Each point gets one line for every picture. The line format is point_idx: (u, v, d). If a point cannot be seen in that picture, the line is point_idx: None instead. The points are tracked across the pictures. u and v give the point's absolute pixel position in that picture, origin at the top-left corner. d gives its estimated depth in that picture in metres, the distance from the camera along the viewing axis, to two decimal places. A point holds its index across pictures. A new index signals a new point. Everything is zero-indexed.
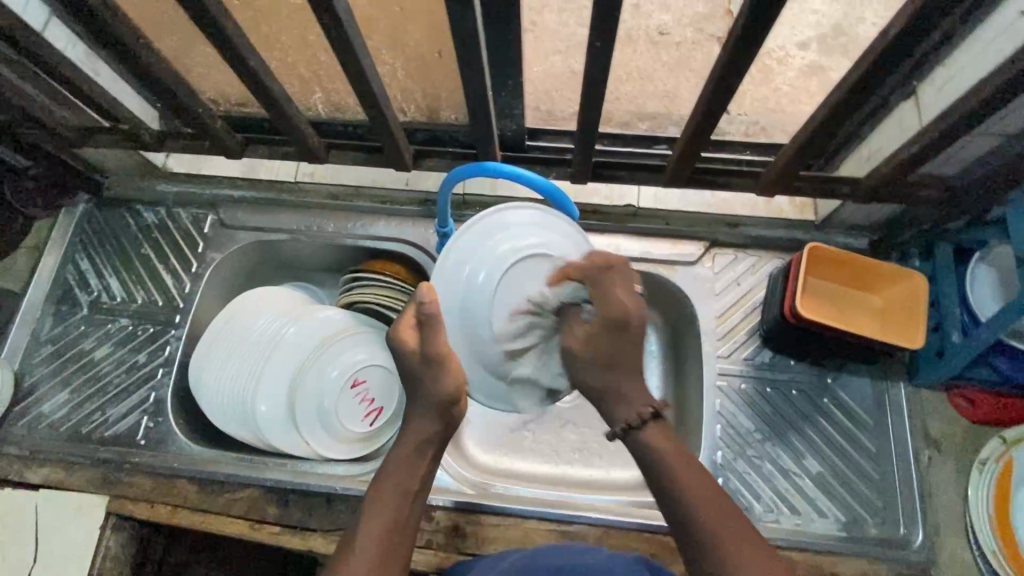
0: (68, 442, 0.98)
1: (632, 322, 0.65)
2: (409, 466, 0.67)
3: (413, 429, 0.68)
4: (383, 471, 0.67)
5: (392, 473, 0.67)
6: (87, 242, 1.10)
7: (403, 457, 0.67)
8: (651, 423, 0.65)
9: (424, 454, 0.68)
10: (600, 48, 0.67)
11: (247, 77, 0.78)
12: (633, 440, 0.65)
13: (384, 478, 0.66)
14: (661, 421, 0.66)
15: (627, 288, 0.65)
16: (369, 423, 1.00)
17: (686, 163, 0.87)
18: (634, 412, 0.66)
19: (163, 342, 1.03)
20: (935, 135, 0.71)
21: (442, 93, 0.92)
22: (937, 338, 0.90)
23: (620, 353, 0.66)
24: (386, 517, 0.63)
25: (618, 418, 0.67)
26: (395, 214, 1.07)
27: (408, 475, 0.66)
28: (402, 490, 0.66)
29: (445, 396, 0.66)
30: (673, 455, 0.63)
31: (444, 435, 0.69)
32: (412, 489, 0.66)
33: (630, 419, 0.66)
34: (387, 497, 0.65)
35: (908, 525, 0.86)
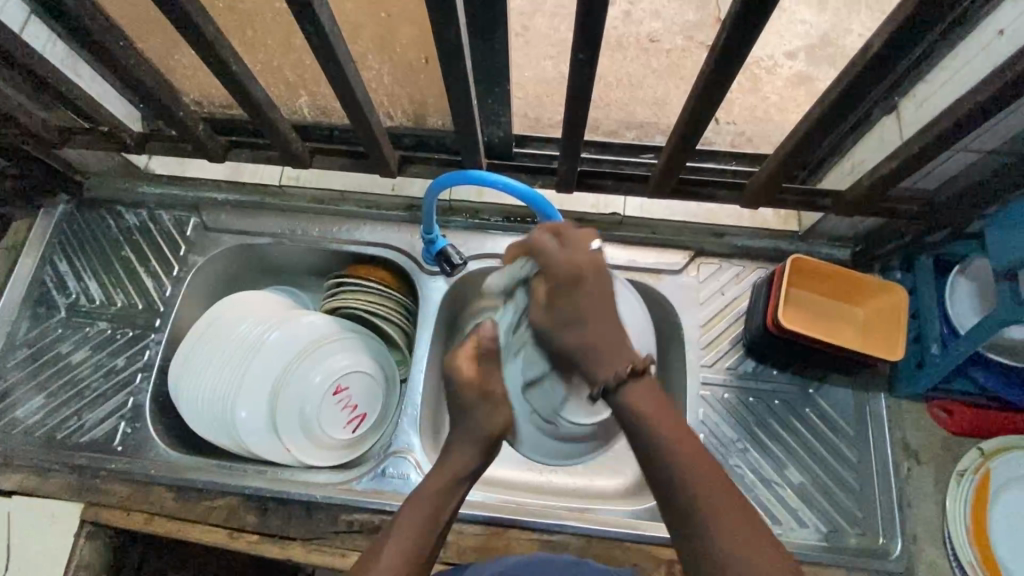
0: (41, 448, 0.96)
1: (596, 270, 0.64)
2: (441, 497, 0.67)
3: (453, 458, 0.69)
4: (417, 491, 0.67)
5: (423, 499, 0.66)
6: (66, 243, 1.09)
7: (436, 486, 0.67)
8: (637, 375, 0.60)
9: (459, 486, 0.68)
10: (585, 60, 0.67)
11: (230, 81, 0.77)
12: (616, 401, 0.60)
13: (418, 497, 0.67)
14: (646, 376, 0.61)
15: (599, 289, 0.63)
16: (351, 430, 0.99)
17: (670, 174, 0.87)
18: (611, 369, 0.60)
19: (143, 347, 1.02)
20: (914, 150, 0.72)
21: (428, 99, 0.91)
22: (917, 349, 0.91)
23: (584, 301, 0.63)
24: (419, 532, 0.64)
25: (597, 376, 0.61)
26: (380, 219, 1.06)
27: (438, 505, 0.66)
28: (431, 517, 0.65)
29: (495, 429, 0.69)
30: (652, 410, 0.58)
31: (479, 471, 0.70)
32: (439, 519, 0.66)
33: (615, 372, 0.60)
34: (415, 522, 0.64)
35: (887, 536, 0.87)
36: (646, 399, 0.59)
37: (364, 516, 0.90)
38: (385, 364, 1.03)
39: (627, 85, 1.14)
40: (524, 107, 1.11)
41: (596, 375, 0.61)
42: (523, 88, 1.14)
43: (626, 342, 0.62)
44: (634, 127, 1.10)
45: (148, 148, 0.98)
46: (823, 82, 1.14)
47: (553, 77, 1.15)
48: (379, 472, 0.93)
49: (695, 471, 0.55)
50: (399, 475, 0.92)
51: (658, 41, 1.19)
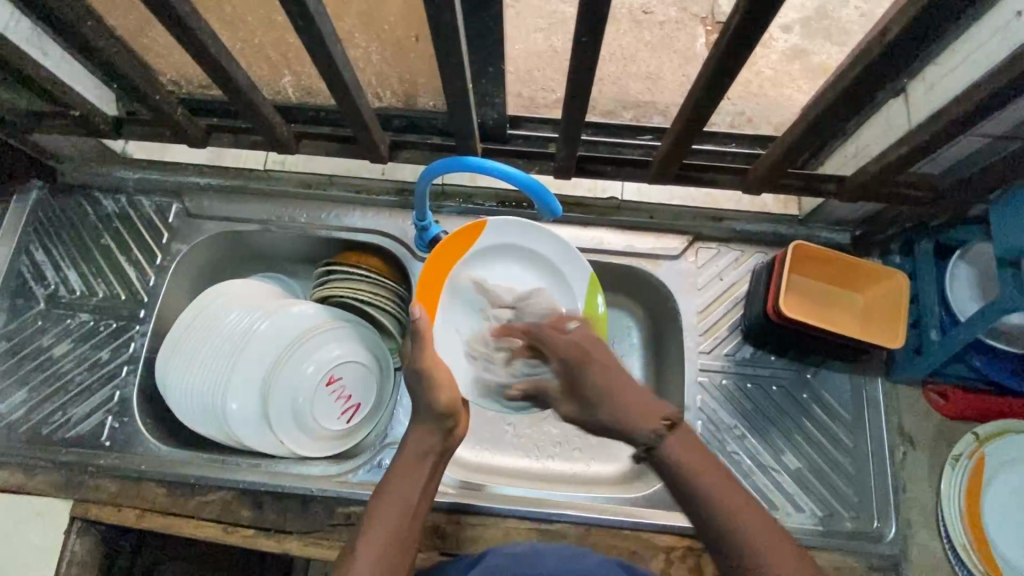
0: (27, 443, 0.94)
1: (590, 342, 0.73)
2: (406, 478, 0.69)
3: (414, 438, 0.73)
4: (387, 480, 0.70)
5: (389, 491, 0.68)
6: (42, 231, 1.04)
7: (405, 473, 0.70)
8: (676, 428, 0.64)
9: (425, 463, 0.71)
10: (587, 41, 0.63)
11: (208, 63, 0.73)
12: (658, 456, 0.63)
13: (386, 488, 0.69)
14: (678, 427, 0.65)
15: (596, 367, 0.69)
16: (345, 420, 0.97)
17: (673, 159, 0.85)
18: (651, 427, 0.64)
19: (128, 339, 0.98)
20: (925, 137, 0.69)
21: (419, 79, 0.87)
22: (916, 335, 0.91)
23: (601, 382, 0.69)
24: (390, 524, 0.65)
25: (640, 433, 0.65)
26: (370, 204, 1.03)
27: (408, 490, 0.69)
28: (399, 508, 0.67)
29: (441, 406, 0.72)
30: (687, 456, 0.62)
31: (442, 446, 0.73)
32: (409, 504, 0.68)
33: (654, 430, 0.64)
34: (392, 509, 0.67)
35: (881, 520, 0.87)
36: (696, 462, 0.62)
37: (360, 509, 0.89)
38: (379, 353, 1.01)
39: (620, 60, 1.11)
40: (517, 84, 1.08)
41: (635, 435, 0.65)
42: (514, 62, 1.10)
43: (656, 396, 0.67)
44: (631, 106, 1.06)
45: (125, 133, 0.95)
46: (818, 57, 1.11)
47: (544, 50, 1.11)
48: (375, 464, 0.91)
49: (736, 521, 0.58)
50: None
51: (652, 13, 1.15)
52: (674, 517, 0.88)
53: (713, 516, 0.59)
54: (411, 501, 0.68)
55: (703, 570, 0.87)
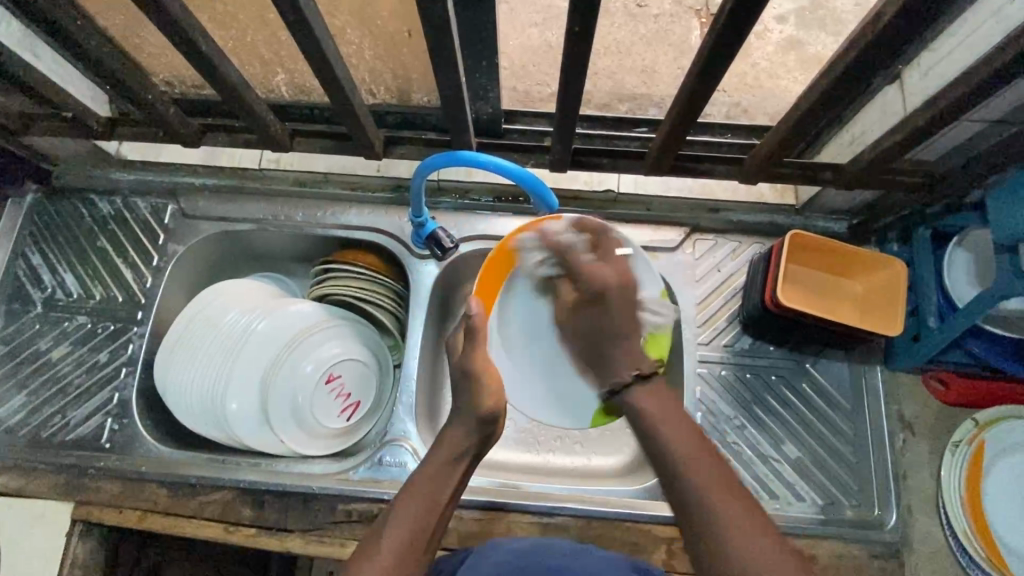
0: (27, 447, 0.94)
1: (617, 284, 0.77)
2: (438, 480, 0.68)
3: (448, 437, 0.72)
4: (418, 476, 0.69)
5: (417, 487, 0.68)
6: (38, 234, 1.04)
7: (434, 471, 0.69)
8: (644, 379, 0.72)
9: (456, 466, 0.70)
10: (579, 33, 0.63)
11: (200, 63, 0.73)
12: (627, 401, 0.72)
13: (417, 482, 0.68)
14: (658, 380, 0.73)
15: (613, 317, 0.76)
16: (346, 418, 0.97)
17: (669, 150, 0.84)
18: (625, 373, 0.73)
19: (126, 341, 0.98)
20: (921, 123, 0.69)
21: (413, 75, 0.87)
22: (914, 322, 0.91)
23: (613, 324, 0.76)
24: (418, 520, 0.65)
25: (625, 371, 0.73)
26: (366, 202, 1.03)
27: (436, 487, 0.68)
28: (425, 505, 0.66)
29: (483, 410, 0.71)
30: (656, 411, 0.69)
31: (476, 450, 0.72)
32: (437, 504, 0.67)
33: (629, 377, 0.72)
34: (417, 506, 0.66)
35: (882, 507, 0.88)
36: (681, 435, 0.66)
37: (362, 506, 0.89)
38: (378, 351, 1.01)
39: (615, 52, 1.10)
40: (512, 79, 1.07)
41: (617, 370, 0.74)
42: (509, 57, 1.09)
43: (638, 344, 0.74)
44: (626, 99, 1.06)
45: (117, 134, 0.93)
46: (814, 47, 1.11)
47: (539, 44, 1.11)
48: (376, 461, 0.91)
49: (686, 450, 0.65)
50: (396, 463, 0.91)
51: (646, 6, 1.15)
52: None
53: (677, 459, 0.65)
54: (439, 502, 0.67)
55: None
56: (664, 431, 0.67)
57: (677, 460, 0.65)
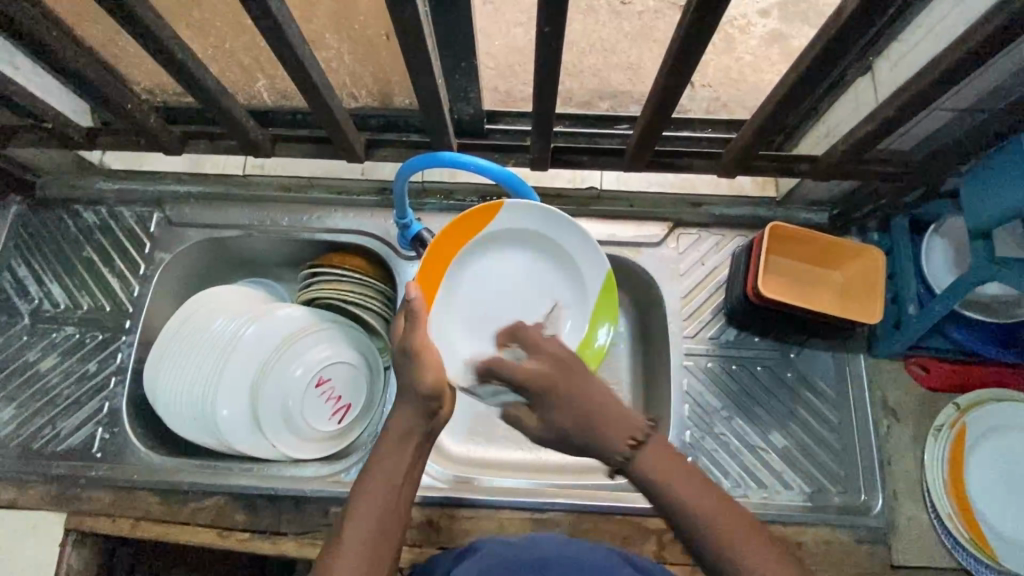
0: (18, 458, 0.94)
1: (572, 353, 0.69)
2: (390, 464, 0.66)
3: (394, 423, 0.69)
4: (369, 468, 0.66)
5: (377, 468, 0.66)
6: (24, 246, 1.04)
7: (390, 448, 0.67)
8: (641, 445, 0.60)
9: (405, 447, 0.67)
10: (550, 32, 0.63)
11: (179, 72, 0.73)
12: (636, 471, 0.60)
13: (368, 476, 0.65)
14: (655, 441, 0.61)
15: (599, 385, 0.65)
16: (337, 421, 0.98)
17: (646, 146, 0.85)
18: (622, 443, 0.61)
19: (114, 350, 0.98)
20: (891, 112, 0.70)
21: (393, 78, 0.88)
22: (894, 309, 0.92)
23: (580, 393, 0.64)
24: (371, 513, 0.62)
25: (615, 448, 0.61)
26: (352, 205, 1.03)
27: (394, 464, 0.66)
28: (389, 486, 0.64)
29: (426, 389, 0.68)
30: (657, 468, 0.59)
31: (426, 427, 0.69)
32: (392, 487, 0.64)
33: (623, 447, 0.61)
34: (369, 494, 0.63)
35: (868, 493, 0.89)
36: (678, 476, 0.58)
37: None
38: (367, 353, 1.02)
39: (600, 51, 1.11)
40: (496, 79, 1.07)
41: (608, 438, 0.62)
42: (494, 58, 1.09)
43: (626, 410, 0.63)
44: (607, 97, 1.06)
45: (99, 143, 0.93)
46: (796, 40, 1.12)
47: (523, 45, 1.11)
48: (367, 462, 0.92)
49: (694, 498, 0.56)
50: None
51: (631, 3, 1.14)
52: None
53: (675, 503, 0.57)
54: (403, 485, 0.65)
55: None
56: (668, 484, 0.58)
57: (677, 514, 0.57)
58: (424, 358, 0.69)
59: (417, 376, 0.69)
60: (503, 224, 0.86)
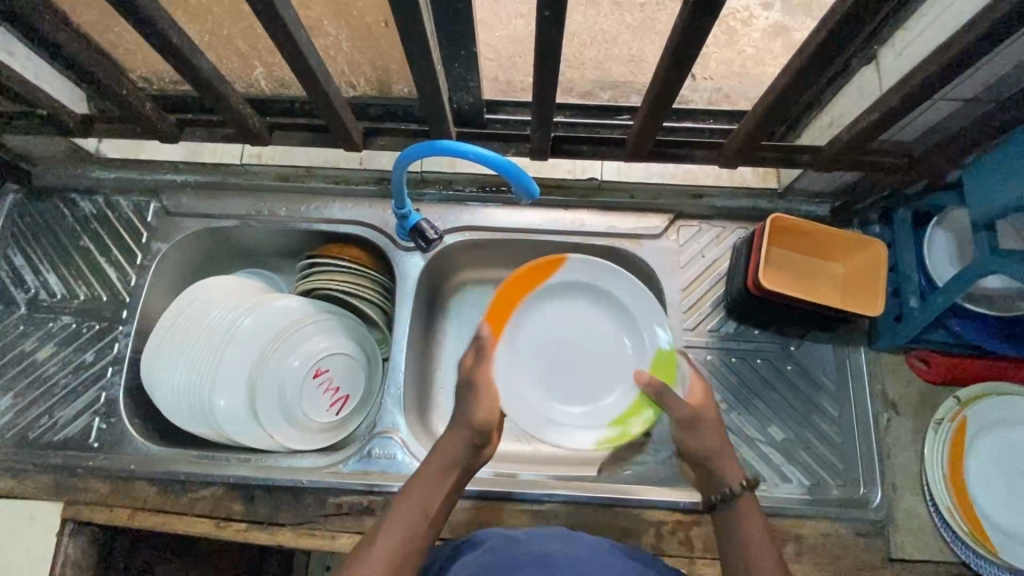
0: (14, 448, 0.93)
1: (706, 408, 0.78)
2: (433, 486, 0.71)
3: (443, 446, 0.74)
4: (412, 484, 0.71)
5: (412, 493, 0.71)
6: (20, 235, 1.03)
7: (426, 476, 0.72)
8: (745, 490, 0.72)
9: (448, 475, 0.72)
10: (549, 18, 0.62)
11: (175, 57, 0.72)
12: (726, 508, 0.72)
13: (410, 491, 0.71)
14: (748, 496, 0.73)
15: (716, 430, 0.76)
16: (335, 412, 0.97)
17: (645, 137, 0.85)
18: (728, 482, 0.74)
19: (111, 340, 0.98)
20: (895, 102, 0.70)
21: (392, 66, 0.87)
22: (896, 302, 0.92)
23: (704, 442, 0.76)
24: (407, 527, 0.67)
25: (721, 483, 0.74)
26: (351, 195, 1.02)
27: (428, 493, 0.70)
28: (417, 514, 0.69)
29: (477, 421, 0.74)
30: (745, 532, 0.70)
31: (468, 460, 0.74)
32: (428, 511, 0.69)
33: (729, 486, 0.73)
34: (409, 508, 0.69)
35: (867, 486, 0.89)
36: (748, 526, 0.70)
37: (353, 498, 0.90)
38: (366, 345, 1.01)
39: (602, 41, 1.09)
40: (496, 68, 1.06)
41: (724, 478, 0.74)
42: (494, 48, 1.08)
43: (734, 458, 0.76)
44: (608, 88, 1.04)
45: (94, 131, 0.92)
46: (799, 32, 1.11)
47: (524, 35, 1.10)
48: (365, 453, 0.92)
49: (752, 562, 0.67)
50: (385, 454, 0.91)
51: None
52: (664, 492, 0.89)
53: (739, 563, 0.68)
54: (430, 517, 0.69)
55: (694, 543, 0.87)
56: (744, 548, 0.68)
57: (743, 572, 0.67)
58: (480, 391, 0.76)
59: (470, 408, 0.75)
60: (562, 277, 0.93)
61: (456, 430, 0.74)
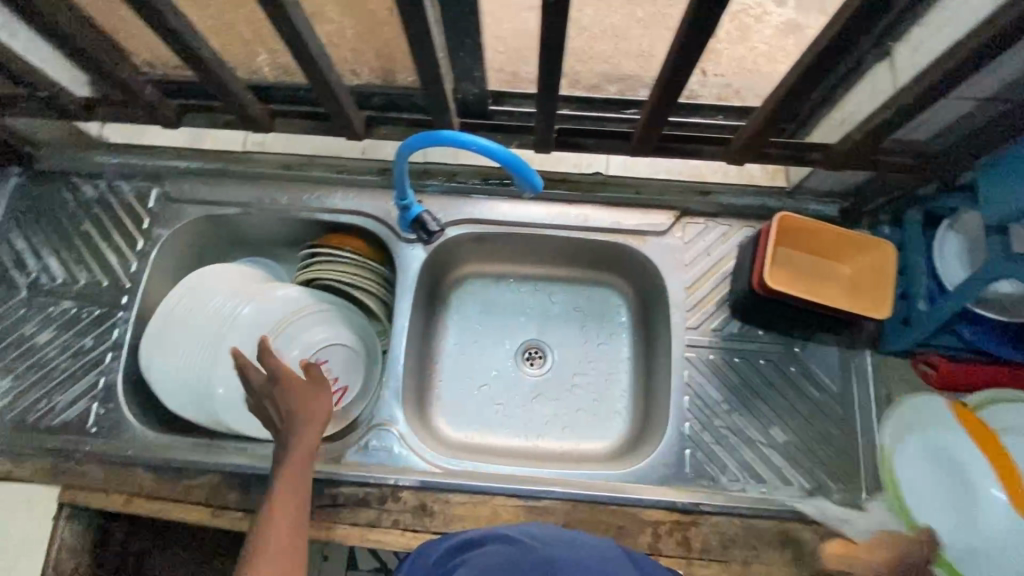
0: (13, 432, 0.94)
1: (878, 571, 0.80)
2: (298, 481, 0.74)
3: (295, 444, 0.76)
4: (283, 477, 0.74)
5: (280, 493, 0.73)
6: (22, 219, 1.03)
7: (293, 476, 0.74)
8: None
9: (306, 468, 0.75)
10: (556, 4, 0.61)
11: (175, 40, 0.71)
12: None
13: (284, 484, 0.73)
14: None
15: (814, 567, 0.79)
16: (334, 403, 0.95)
17: (653, 129, 0.84)
18: None
19: (111, 326, 0.98)
20: (908, 98, 0.68)
21: (395, 54, 0.85)
22: (904, 305, 0.90)
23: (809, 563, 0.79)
24: (285, 517, 0.70)
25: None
26: (353, 185, 1.01)
27: (295, 491, 0.73)
28: (294, 510, 0.72)
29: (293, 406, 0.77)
30: None
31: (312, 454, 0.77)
32: (301, 503, 0.73)
33: None
34: (285, 502, 0.72)
35: (869, 492, 0.88)
36: None
37: (349, 490, 0.88)
38: (366, 336, 1.00)
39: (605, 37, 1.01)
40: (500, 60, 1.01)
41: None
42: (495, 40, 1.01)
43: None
44: None
45: (95, 116, 0.92)
46: None
47: None
48: (364, 445, 0.92)
49: None
50: (384, 447, 0.92)
51: None
52: (662, 491, 0.88)
53: None
54: (304, 518, 0.72)
55: (692, 544, 0.85)
56: None
57: None
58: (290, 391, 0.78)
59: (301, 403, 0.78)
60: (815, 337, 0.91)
61: (310, 428, 0.77)
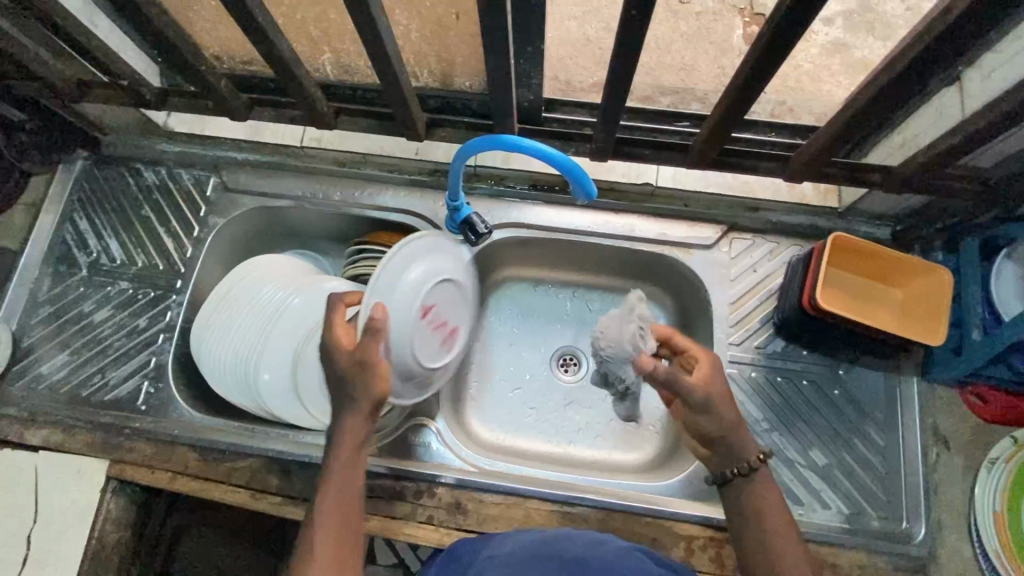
0: (67, 405, 0.97)
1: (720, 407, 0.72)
2: (349, 468, 0.69)
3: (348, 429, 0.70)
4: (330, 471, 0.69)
5: (329, 490, 0.68)
6: (86, 201, 1.07)
7: (342, 469, 0.69)
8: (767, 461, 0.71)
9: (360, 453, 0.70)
10: (635, 17, 0.62)
11: (256, 36, 0.74)
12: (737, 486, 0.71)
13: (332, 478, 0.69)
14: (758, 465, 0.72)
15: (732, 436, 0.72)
16: (447, 348, 0.89)
17: (712, 145, 0.83)
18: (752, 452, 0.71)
19: (165, 308, 1.01)
20: (981, 125, 0.67)
21: (457, 59, 0.87)
22: (956, 335, 0.88)
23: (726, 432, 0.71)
24: (335, 515, 0.67)
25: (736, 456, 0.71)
26: (403, 184, 1.03)
27: (347, 486, 0.69)
28: (342, 505, 0.68)
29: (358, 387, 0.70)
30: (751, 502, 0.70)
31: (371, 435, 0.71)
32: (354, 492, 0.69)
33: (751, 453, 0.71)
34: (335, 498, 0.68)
35: (910, 521, 0.86)
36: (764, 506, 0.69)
37: (384, 483, 0.90)
38: None
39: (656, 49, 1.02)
40: (552, 70, 1.01)
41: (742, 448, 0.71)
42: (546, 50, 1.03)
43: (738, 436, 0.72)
44: (668, 93, 0.98)
45: (168, 105, 0.96)
46: (861, 51, 1.02)
47: (578, 39, 1.03)
48: (400, 439, 0.93)
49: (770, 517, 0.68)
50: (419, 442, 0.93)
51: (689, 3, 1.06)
52: (695, 506, 0.88)
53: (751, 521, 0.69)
54: (349, 521, 0.67)
55: (725, 563, 0.85)
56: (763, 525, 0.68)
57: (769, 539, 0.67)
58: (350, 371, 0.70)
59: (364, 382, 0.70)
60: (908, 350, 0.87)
61: (358, 415, 0.70)
